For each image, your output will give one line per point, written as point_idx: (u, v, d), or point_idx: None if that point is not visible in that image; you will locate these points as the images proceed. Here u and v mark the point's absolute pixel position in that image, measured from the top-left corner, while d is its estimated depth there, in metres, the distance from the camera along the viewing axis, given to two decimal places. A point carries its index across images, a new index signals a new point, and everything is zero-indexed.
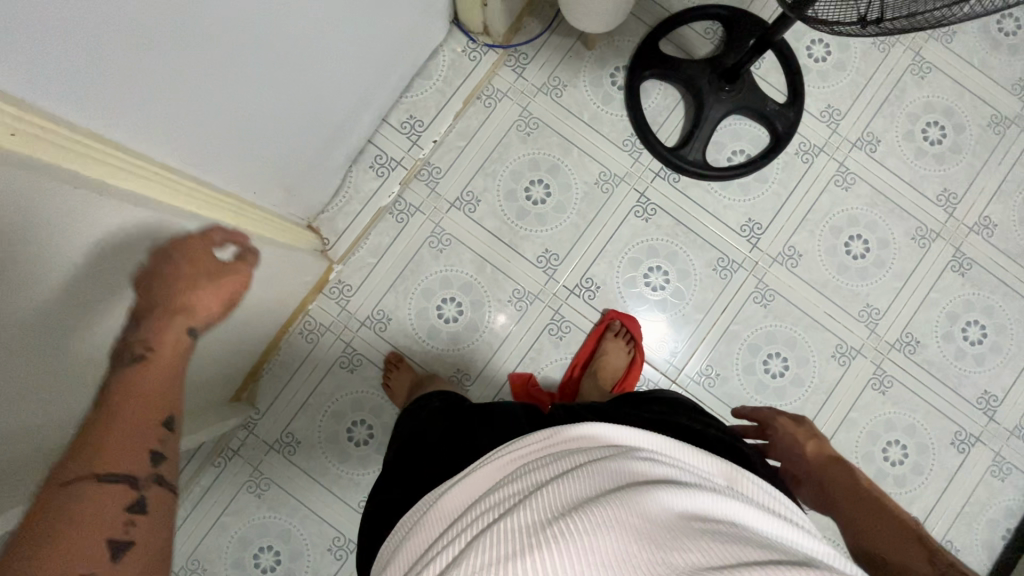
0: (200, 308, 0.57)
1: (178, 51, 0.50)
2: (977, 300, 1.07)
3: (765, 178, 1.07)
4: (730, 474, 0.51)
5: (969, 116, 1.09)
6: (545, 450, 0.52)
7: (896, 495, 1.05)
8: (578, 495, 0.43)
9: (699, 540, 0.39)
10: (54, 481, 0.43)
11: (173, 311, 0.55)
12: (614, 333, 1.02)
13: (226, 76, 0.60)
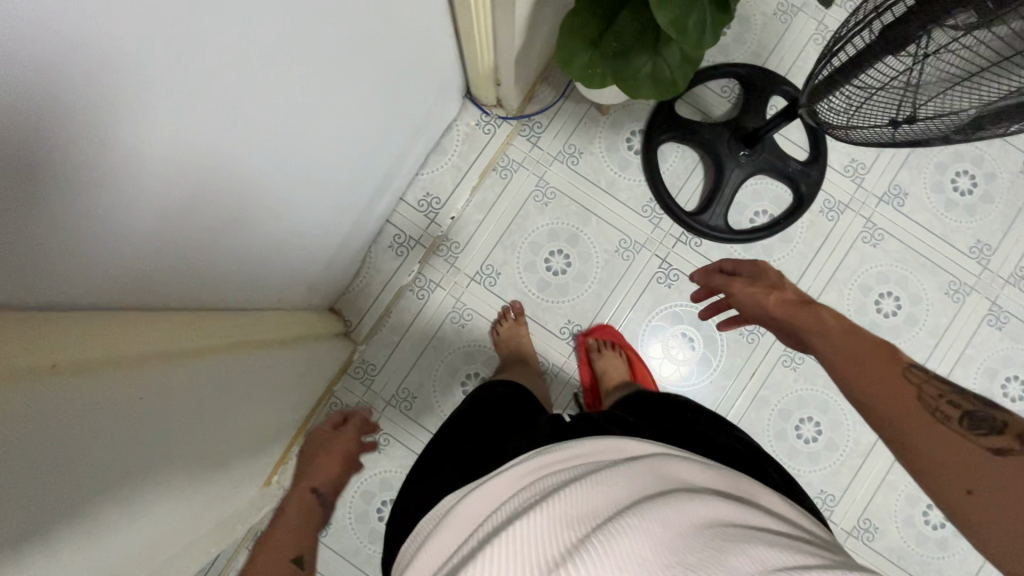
0: None
1: (182, 194, 0.48)
2: (1017, 354, 1.04)
3: (789, 238, 1.05)
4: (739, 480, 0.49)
5: (1001, 164, 1.06)
6: (555, 463, 0.46)
7: (939, 559, 1.02)
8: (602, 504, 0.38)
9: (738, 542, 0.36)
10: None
11: None
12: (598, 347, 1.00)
13: (238, 205, 0.58)
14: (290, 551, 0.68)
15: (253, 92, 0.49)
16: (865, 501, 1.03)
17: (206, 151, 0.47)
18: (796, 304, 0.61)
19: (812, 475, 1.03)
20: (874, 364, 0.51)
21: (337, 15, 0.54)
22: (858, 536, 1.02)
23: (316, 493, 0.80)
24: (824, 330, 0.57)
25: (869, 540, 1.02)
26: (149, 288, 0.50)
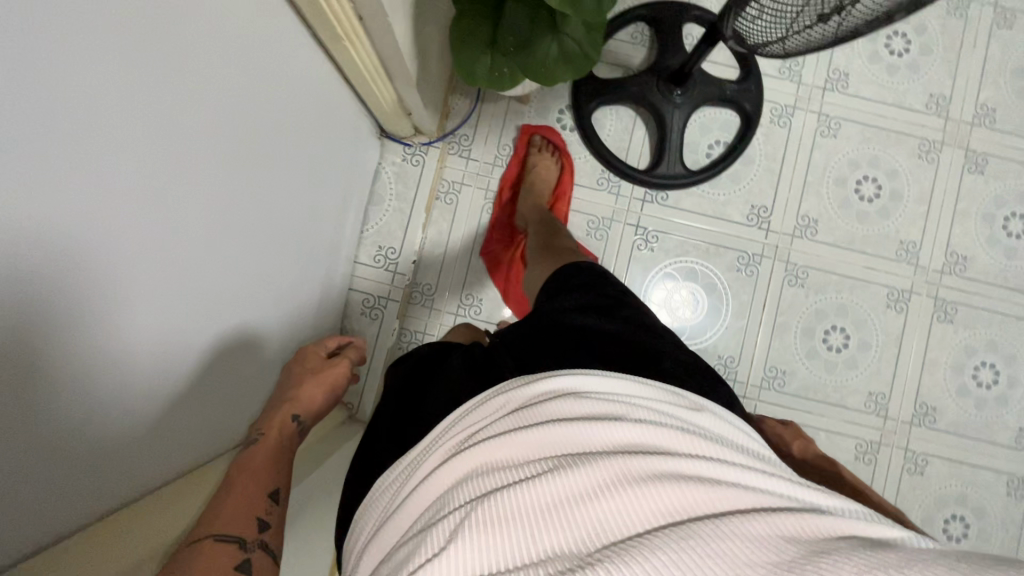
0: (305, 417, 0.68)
1: (103, 380, 0.40)
2: (1004, 192, 1.03)
3: (749, 160, 1.03)
4: (691, 400, 0.45)
5: (928, 11, 1.03)
6: (488, 426, 0.42)
7: (1001, 414, 1.02)
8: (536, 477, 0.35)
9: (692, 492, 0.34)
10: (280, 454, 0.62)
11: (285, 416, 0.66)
12: (535, 147, 0.98)
13: (186, 351, 0.50)
14: (264, 481, 0.56)
15: (156, 235, 0.42)
16: (914, 385, 1.01)
17: (120, 320, 0.40)
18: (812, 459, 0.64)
19: (856, 379, 1.01)
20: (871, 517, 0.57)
21: (227, 116, 0.48)
22: (920, 422, 1.01)
23: (298, 420, 0.67)
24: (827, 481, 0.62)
25: (932, 422, 1.01)
26: (102, 488, 0.44)
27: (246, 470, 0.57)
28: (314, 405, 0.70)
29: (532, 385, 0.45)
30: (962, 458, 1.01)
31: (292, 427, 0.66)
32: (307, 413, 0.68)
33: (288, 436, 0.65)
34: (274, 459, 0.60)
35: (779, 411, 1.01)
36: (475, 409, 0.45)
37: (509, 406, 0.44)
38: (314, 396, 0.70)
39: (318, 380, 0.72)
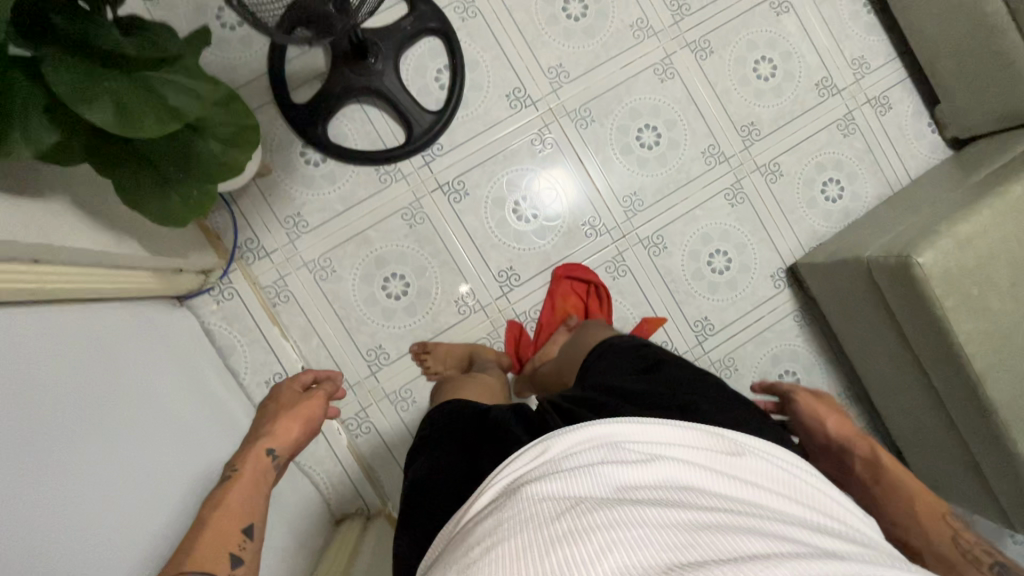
0: (291, 445, 0.72)
1: None
2: None
3: (474, 61, 1.05)
4: (734, 441, 0.56)
5: None
6: (544, 463, 0.53)
7: (799, 83, 1.13)
8: (593, 515, 0.46)
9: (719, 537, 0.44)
10: (267, 477, 0.67)
11: (260, 451, 0.69)
12: (568, 322, 1.02)
13: None
14: (238, 517, 0.60)
15: None
16: (726, 119, 1.11)
17: None
18: (848, 436, 0.67)
19: (686, 152, 1.10)
20: (913, 500, 0.62)
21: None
22: (752, 140, 1.11)
23: (274, 454, 0.69)
24: (872, 462, 0.65)
25: (759, 133, 1.12)
26: None
27: (221, 512, 0.60)
28: (291, 440, 0.72)
29: (582, 427, 0.55)
30: (798, 140, 1.13)
31: (268, 461, 0.68)
32: (283, 446, 0.71)
33: (264, 473, 0.67)
34: (250, 491, 0.64)
35: (656, 222, 1.10)
36: (532, 446, 0.56)
37: (564, 449, 0.54)
38: (291, 427, 0.73)
39: (292, 412, 0.74)
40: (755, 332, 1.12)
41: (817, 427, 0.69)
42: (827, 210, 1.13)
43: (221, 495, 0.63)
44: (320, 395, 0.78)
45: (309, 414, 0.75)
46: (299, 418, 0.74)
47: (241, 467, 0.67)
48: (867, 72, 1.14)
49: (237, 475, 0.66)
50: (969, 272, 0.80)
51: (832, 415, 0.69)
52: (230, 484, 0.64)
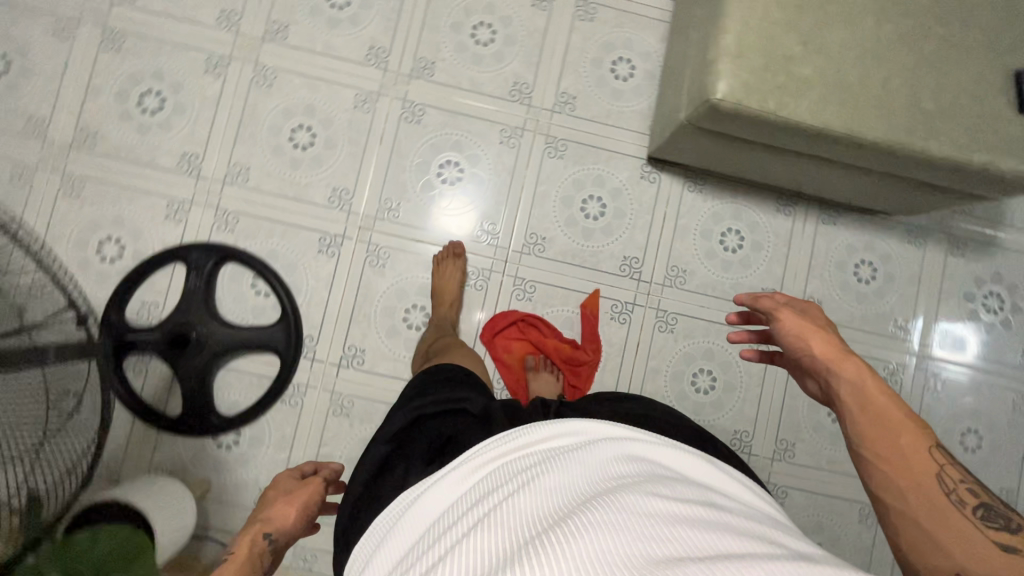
0: (267, 545, 0.69)
1: None
2: (305, 3, 1.07)
3: (271, 249, 1.04)
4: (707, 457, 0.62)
5: (122, 74, 1.04)
6: (529, 451, 0.59)
7: (519, 17, 1.09)
8: (576, 503, 0.50)
9: (693, 527, 0.47)
10: (256, 568, 0.67)
11: (251, 530, 0.70)
12: (530, 365, 1.04)
13: None
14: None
15: None
16: (493, 99, 1.09)
17: None
18: (860, 374, 0.57)
19: (488, 154, 1.08)
20: (895, 433, 0.54)
21: None
22: (527, 95, 1.09)
23: (270, 536, 0.70)
24: (871, 392, 0.56)
25: (527, 84, 1.09)
26: None
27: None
28: (289, 524, 0.72)
29: (573, 429, 0.61)
30: (561, 59, 1.10)
31: (261, 546, 0.69)
32: (281, 533, 0.71)
33: (256, 554, 0.68)
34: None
35: (518, 227, 1.08)
36: (520, 432, 0.61)
37: (548, 442, 0.60)
38: (289, 515, 0.72)
39: (291, 500, 0.74)
40: (672, 229, 1.09)
41: (804, 345, 0.61)
42: (633, 86, 1.10)
43: None
44: (319, 481, 0.79)
45: (294, 502, 0.74)
46: (295, 492, 0.76)
47: (235, 556, 0.67)
48: None
49: (233, 558, 0.67)
50: (769, 63, 0.77)
51: (814, 329, 0.61)
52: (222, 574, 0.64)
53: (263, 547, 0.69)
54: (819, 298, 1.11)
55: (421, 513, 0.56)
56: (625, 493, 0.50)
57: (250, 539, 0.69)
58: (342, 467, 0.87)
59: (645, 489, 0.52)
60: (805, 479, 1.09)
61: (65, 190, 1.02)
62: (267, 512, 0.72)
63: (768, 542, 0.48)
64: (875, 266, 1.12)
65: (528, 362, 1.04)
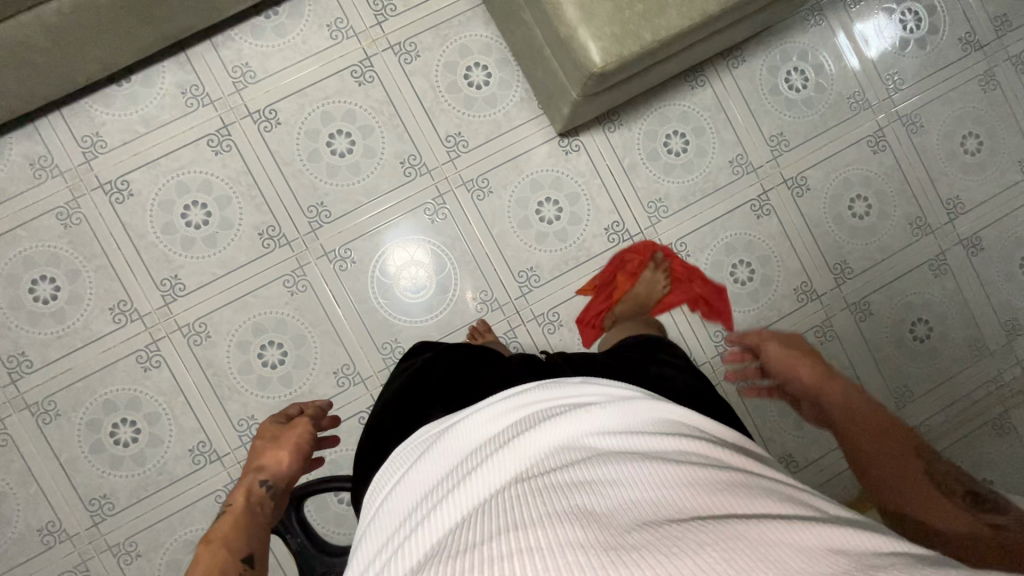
0: (268, 491, 0.72)
1: None
2: (172, 243, 0.99)
3: (331, 460, 1.01)
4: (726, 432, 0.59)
5: (79, 432, 0.97)
6: (580, 404, 0.57)
7: (359, 105, 1.02)
8: (597, 460, 0.48)
9: (719, 492, 0.43)
10: (252, 508, 0.70)
11: (246, 487, 0.72)
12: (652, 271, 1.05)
13: None
14: (235, 550, 0.64)
15: None
16: (396, 192, 1.03)
17: None
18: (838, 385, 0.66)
19: (430, 236, 1.04)
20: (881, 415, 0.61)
21: None
22: (421, 164, 1.03)
23: (263, 484, 0.73)
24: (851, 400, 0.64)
25: (413, 155, 1.03)
26: None
27: (214, 545, 0.64)
28: (277, 469, 0.75)
29: (617, 392, 0.60)
30: (422, 110, 1.03)
31: (258, 492, 0.72)
32: (278, 477, 0.74)
33: (253, 500, 0.71)
34: (235, 527, 0.67)
35: (504, 277, 1.05)
36: (559, 387, 0.61)
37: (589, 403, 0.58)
38: (283, 457, 0.76)
39: (279, 445, 0.77)
40: (623, 173, 1.07)
41: (794, 369, 0.70)
42: (497, 82, 1.04)
43: (223, 527, 0.67)
44: (302, 422, 0.80)
45: (282, 453, 0.76)
46: (287, 450, 0.77)
47: (232, 505, 0.70)
48: (347, 22, 1.02)
49: (230, 507, 0.70)
50: (619, 2, 0.72)
51: (800, 356, 0.71)
52: (229, 525, 0.67)
53: (254, 490, 0.72)
54: (779, 130, 1.10)
55: (450, 456, 0.57)
56: (655, 457, 0.47)
57: (247, 491, 0.72)
58: (331, 402, 0.89)
59: (675, 455, 0.48)
60: (874, 278, 1.11)
61: (123, 559, 0.97)
62: (259, 468, 0.75)
63: (792, 504, 0.44)
64: (802, 69, 1.11)
65: (638, 286, 1.05)
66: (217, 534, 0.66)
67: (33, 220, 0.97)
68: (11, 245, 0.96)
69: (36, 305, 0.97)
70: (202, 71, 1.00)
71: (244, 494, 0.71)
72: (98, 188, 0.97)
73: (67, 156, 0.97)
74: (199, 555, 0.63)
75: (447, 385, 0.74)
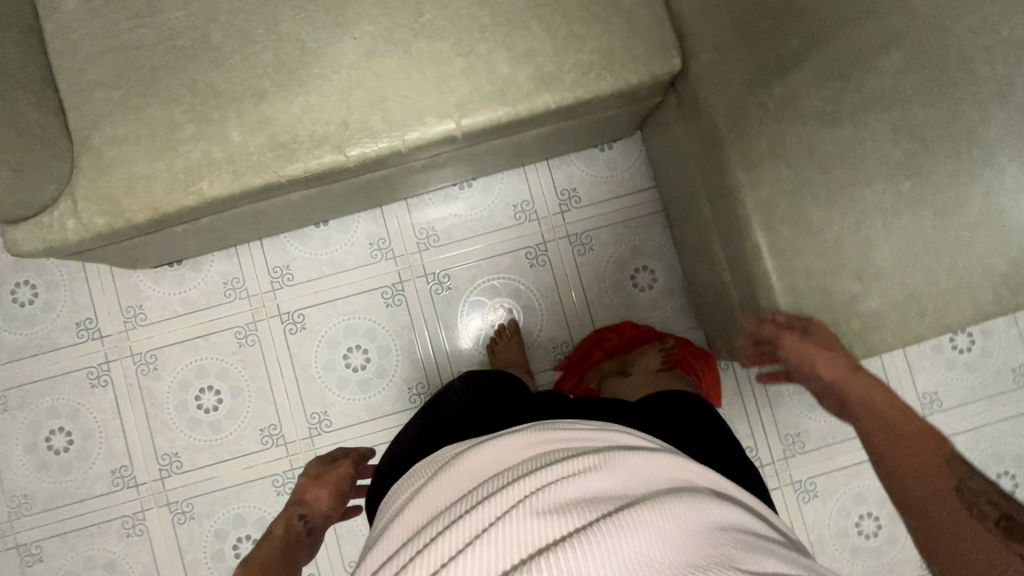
0: (300, 533, 0.70)
1: None
2: (329, 380, 1.05)
3: None
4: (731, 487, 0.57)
5: (207, 538, 1.03)
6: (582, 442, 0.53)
7: (526, 284, 1.07)
8: (609, 498, 0.45)
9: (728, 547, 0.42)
10: (290, 545, 0.68)
11: (282, 529, 0.69)
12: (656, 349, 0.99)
13: None
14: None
15: None
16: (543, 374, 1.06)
17: None
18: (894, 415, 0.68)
19: None
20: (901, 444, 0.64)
21: None
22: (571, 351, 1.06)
23: (303, 518, 0.71)
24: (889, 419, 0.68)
25: (566, 341, 1.06)
26: None
27: (255, 570, 0.62)
28: (322, 502, 0.73)
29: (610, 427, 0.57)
30: (582, 300, 1.07)
31: (297, 525, 0.70)
32: (316, 515, 0.72)
33: (291, 536, 0.69)
34: (275, 548, 0.66)
35: None
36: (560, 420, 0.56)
37: (609, 438, 0.55)
38: (322, 495, 0.73)
39: (323, 482, 0.75)
40: (766, 399, 1.07)
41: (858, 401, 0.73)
42: (661, 290, 1.07)
43: (255, 557, 0.64)
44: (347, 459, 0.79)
45: (326, 491, 0.74)
46: (337, 480, 0.75)
47: (270, 537, 0.68)
48: (533, 206, 1.08)
49: (266, 538, 0.68)
50: (836, 313, 0.74)
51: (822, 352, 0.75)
52: (263, 554, 0.65)
53: (293, 526, 0.70)
54: (934, 389, 1.08)
55: (458, 470, 0.53)
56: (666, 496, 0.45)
57: (285, 526, 0.70)
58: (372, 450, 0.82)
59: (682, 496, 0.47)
60: None
61: None
62: (308, 498, 0.73)
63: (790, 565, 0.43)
64: (970, 331, 1.09)
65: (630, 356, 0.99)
66: (255, 554, 0.65)
67: (214, 333, 1.05)
68: (189, 351, 1.05)
69: (198, 412, 1.04)
70: (393, 228, 1.07)
71: (281, 536, 0.69)
72: (276, 317, 1.05)
73: (257, 282, 1.05)
74: None
75: (474, 427, 0.69)
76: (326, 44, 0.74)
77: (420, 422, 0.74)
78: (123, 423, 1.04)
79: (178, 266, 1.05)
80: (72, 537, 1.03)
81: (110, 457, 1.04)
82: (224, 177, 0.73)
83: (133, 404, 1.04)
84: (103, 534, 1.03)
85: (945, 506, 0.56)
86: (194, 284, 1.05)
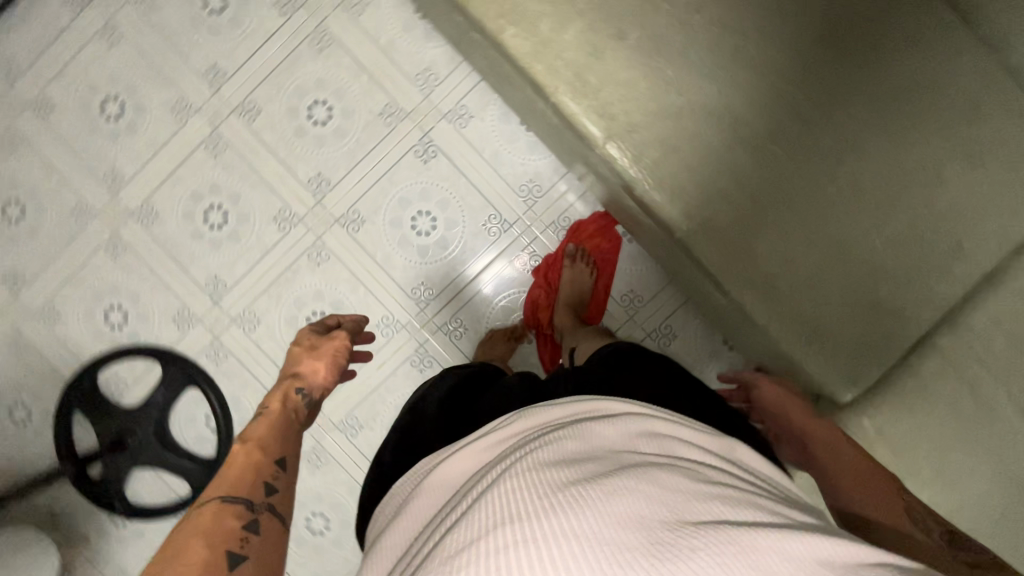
0: (298, 411, 0.70)
1: None
2: (392, 210, 1.07)
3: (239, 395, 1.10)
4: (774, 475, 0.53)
5: (207, 179, 1.08)
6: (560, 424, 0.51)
7: None
8: (584, 466, 0.42)
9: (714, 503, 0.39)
10: (290, 429, 0.67)
11: (279, 410, 0.68)
12: (570, 255, 1.03)
13: None
14: (267, 453, 0.61)
15: None
16: None
17: None
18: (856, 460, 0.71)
19: None
20: (861, 481, 0.69)
21: None
22: None
23: (303, 394, 0.71)
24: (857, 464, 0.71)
25: None
26: None
27: (251, 446, 0.61)
28: (319, 374, 0.74)
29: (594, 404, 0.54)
30: None
31: (295, 401, 0.70)
32: (314, 388, 0.73)
33: (291, 408, 0.69)
34: (271, 428, 0.64)
35: None
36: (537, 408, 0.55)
37: (582, 411, 0.53)
38: (320, 367, 0.75)
39: (318, 354, 0.76)
40: None
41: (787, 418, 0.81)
42: None
43: (249, 439, 0.62)
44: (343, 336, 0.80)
45: (319, 367, 0.75)
46: (332, 353, 0.76)
47: (263, 418, 0.66)
48: (639, 305, 1.07)
49: (261, 420, 0.66)
50: None
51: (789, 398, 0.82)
52: (259, 437, 0.62)
53: (288, 404, 0.69)
54: None
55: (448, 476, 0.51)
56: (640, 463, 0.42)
57: (280, 405, 0.69)
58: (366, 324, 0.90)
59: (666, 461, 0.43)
60: None
61: (109, 250, 1.10)
62: (309, 374, 0.74)
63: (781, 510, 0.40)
64: None
65: (563, 281, 1.03)
66: (246, 441, 0.62)
67: (378, 85, 1.05)
68: (350, 71, 1.05)
69: (304, 111, 1.06)
70: (555, 191, 1.05)
71: (281, 415, 0.67)
72: (421, 133, 1.05)
73: (443, 98, 1.04)
74: (225, 470, 0.58)
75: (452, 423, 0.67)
76: (697, 72, 0.71)
77: (399, 431, 0.71)
78: (258, 50, 1.05)
79: (419, 20, 1.04)
80: (144, 64, 1.07)
81: (226, 55, 1.06)
82: (523, 48, 0.72)
83: (278, 48, 1.05)
84: (162, 89, 1.07)
85: (868, 491, 0.68)
86: (411, 42, 1.04)
